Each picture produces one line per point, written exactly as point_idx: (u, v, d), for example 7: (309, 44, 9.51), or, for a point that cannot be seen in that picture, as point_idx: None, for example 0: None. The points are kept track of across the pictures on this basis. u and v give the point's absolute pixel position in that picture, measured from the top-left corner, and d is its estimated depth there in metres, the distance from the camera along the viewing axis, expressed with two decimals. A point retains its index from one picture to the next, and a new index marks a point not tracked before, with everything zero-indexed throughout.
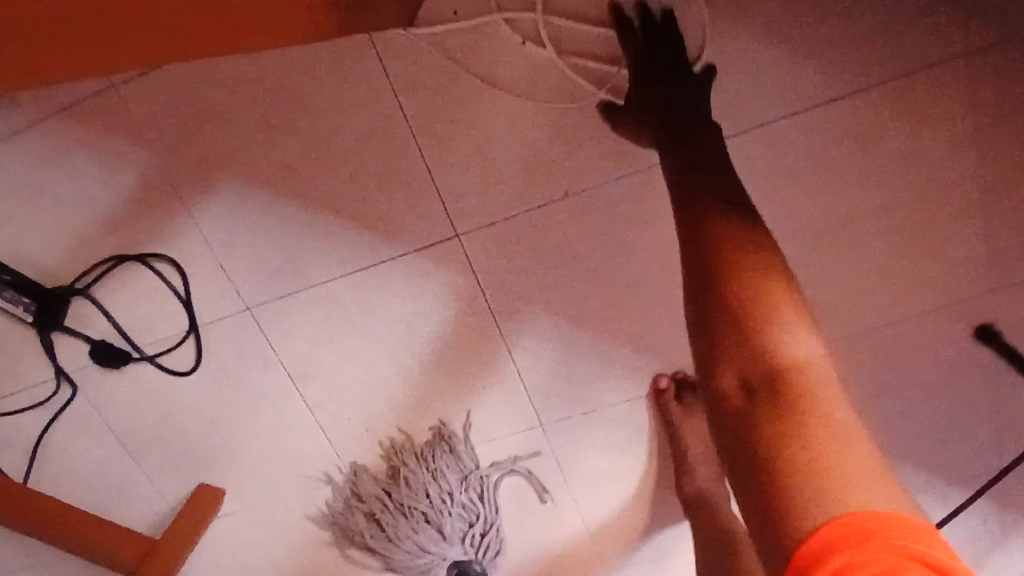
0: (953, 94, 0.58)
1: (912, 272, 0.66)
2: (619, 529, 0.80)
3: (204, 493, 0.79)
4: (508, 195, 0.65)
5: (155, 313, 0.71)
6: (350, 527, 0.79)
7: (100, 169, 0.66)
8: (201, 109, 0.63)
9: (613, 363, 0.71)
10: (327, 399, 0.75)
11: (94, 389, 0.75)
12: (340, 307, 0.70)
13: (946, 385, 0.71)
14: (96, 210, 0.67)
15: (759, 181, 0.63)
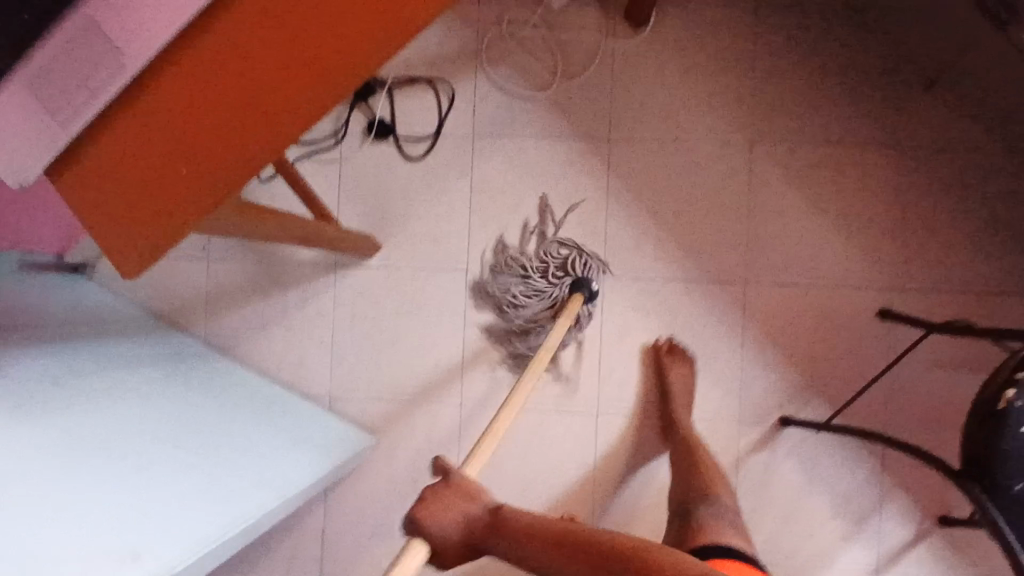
0: (890, 159, 1.12)
1: (848, 255, 1.13)
2: (631, 375, 1.17)
3: (370, 247, 1.16)
4: (646, 128, 1.16)
5: (419, 116, 1.19)
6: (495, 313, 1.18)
7: (441, 33, 1.19)
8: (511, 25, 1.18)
9: (663, 248, 1.16)
10: (485, 208, 1.19)
11: (351, 148, 1.20)
12: (524, 154, 1.18)
13: (857, 347, 1.12)
14: (424, 53, 1.19)
15: (777, 170, 1.14)
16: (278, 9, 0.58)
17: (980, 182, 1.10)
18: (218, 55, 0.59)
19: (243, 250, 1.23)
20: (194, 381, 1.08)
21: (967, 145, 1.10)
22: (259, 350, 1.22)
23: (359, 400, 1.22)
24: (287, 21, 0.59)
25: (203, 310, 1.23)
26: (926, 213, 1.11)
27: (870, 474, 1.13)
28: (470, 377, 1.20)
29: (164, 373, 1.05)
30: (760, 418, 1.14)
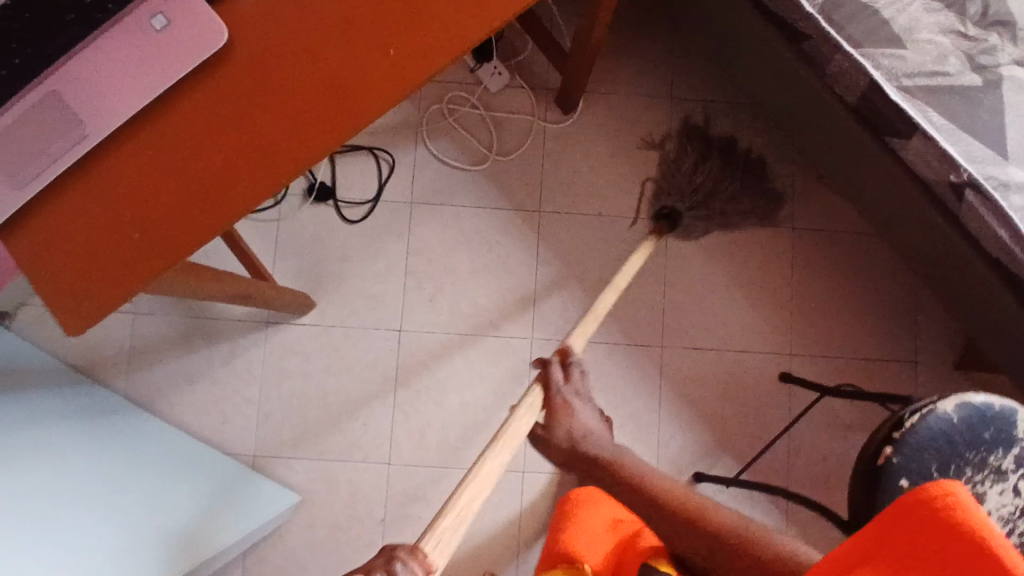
0: (787, 239, 1.25)
1: (752, 326, 1.24)
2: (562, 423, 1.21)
3: (305, 304, 1.18)
4: (574, 203, 1.24)
5: (358, 181, 1.23)
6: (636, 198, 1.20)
7: None
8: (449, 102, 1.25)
9: (588, 314, 1.24)
10: (420, 271, 1.23)
11: (289, 209, 1.23)
12: (459, 221, 1.24)
13: (761, 409, 1.22)
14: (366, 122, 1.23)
15: (690, 247, 1.24)
16: (245, 101, 0.65)
17: (865, 263, 1.24)
18: (179, 137, 0.65)
19: (172, 303, 1.22)
20: (113, 430, 1.04)
21: (855, 230, 1.25)
22: (182, 405, 1.20)
23: (285, 457, 1.20)
24: (253, 112, 0.65)
25: (126, 363, 1.21)
26: (819, 291, 1.24)
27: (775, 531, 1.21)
28: (399, 437, 1.21)
29: (85, 418, 1.01)
30: (676, 476, 1.21)
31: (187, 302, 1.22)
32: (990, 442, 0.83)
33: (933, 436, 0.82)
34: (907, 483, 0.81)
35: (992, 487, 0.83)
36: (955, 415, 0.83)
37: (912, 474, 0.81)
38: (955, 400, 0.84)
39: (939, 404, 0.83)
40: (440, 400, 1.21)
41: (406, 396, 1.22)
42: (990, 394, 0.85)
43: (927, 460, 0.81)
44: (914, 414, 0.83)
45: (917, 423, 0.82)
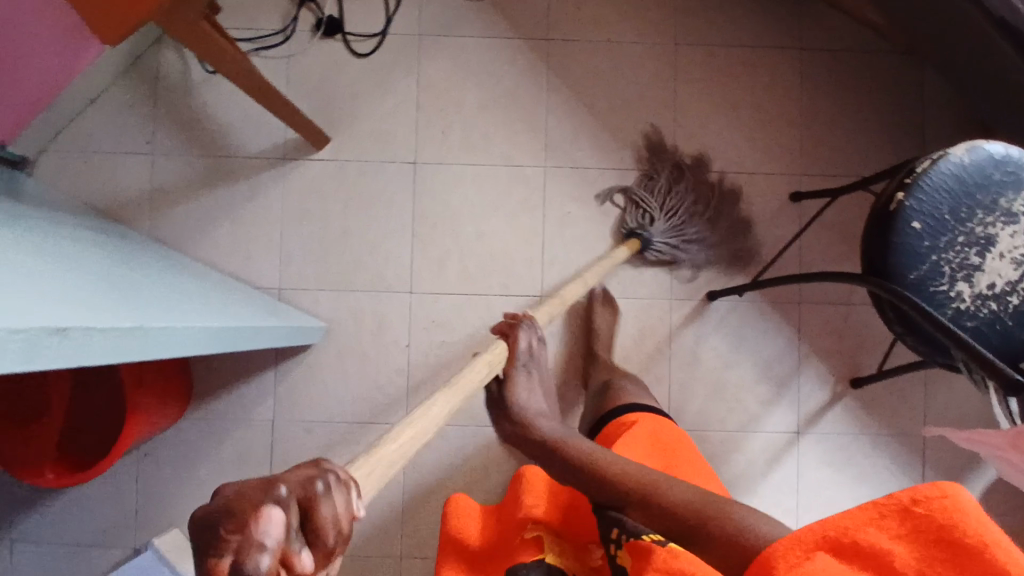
0: (794, 59, 1.25)
1: (761, 145, 1.25)
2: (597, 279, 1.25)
3: (318, 135, 1.19)
4: (581, 31, 1.25)
5: (365, 16, 1.24)
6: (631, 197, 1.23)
7: None
8: None
9: (599, 139, 1.25)
10: (430, 104, 1.24)
11: (298, 46, 1.23)
12: (467, 52, 1.24)
13: (772, 226, 1.24)
14: None
15: (700, 71, 1.25)
16: None
17: (871, 77, 1.25)
18: None
19: (190, 145, 1.24)
20: (131, 253, 1.01)
21: (860, 45, 1.25)
22: (207, 243, 1.23)
23: (309, 289, 1.23)
24: None
25: (149, 206, 1.23)
26: (827, 108, 1.25)
27: (788, 342, 1.24)
28: (418, 268, 1.23)
29: (105, 242, 1.00)
30: (690, 294, 1.24)
31: (204, 143, 1.23)
32: (1000, 186, 0.83)
33: (944, 180, 0.82)
34: (920, 226, 0.82)
35: (1005, 230, 0.83)
36: (966, 159, 0.83)
37: (924, 216, 0.82)
38: (964, 146, 0.84)
39: (950, 151, 0.83)
40: (457, 229, 1.24)
41: (423, 228, 1.23)
42: (1000, 141, 0.85)
43: (939, 203, 0.82)
44: (927, 161, 0.83)
45: (929, 168, 0.82)
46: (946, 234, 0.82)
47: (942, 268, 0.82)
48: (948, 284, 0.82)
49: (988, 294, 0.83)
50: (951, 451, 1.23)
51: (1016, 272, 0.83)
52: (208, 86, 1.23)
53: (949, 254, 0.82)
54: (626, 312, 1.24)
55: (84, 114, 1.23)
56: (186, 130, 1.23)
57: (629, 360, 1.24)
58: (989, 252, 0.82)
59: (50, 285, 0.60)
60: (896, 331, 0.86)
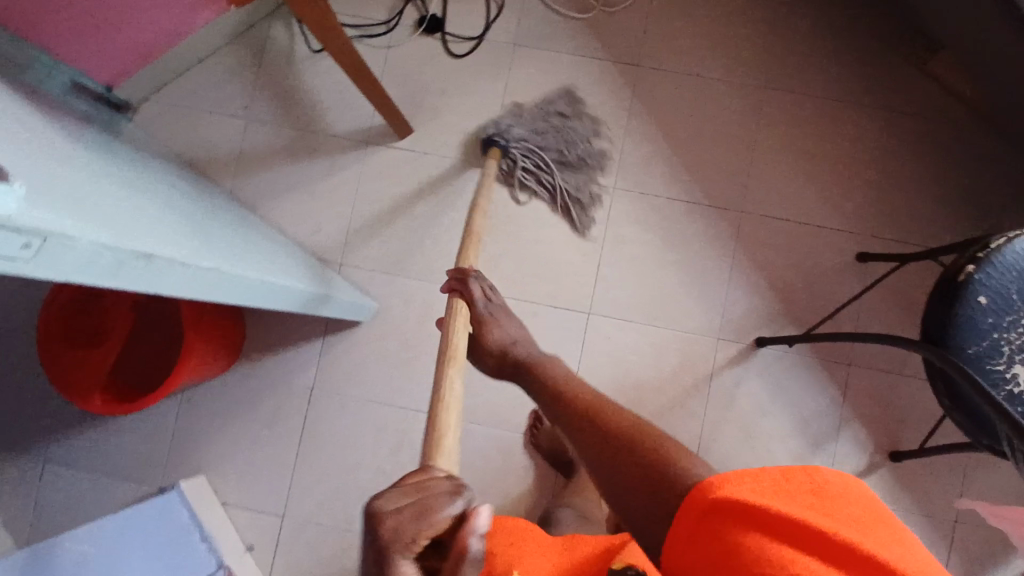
0: (882, 120, 1.24)
1: (834, 201, 1.24)
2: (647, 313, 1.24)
3: (401, 124, 1.24)
4: (671, 62, 1.27)
5: (466, 20, 1.29)
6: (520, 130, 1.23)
7: None
8: None
9: (671, 170, 1.26)
10: (512, 111, 1.28)
11: (398, 38, 1.29)
12: (557, 67, 1.28)
13: (832, 283, 1.23)
14: None
15: (784, 118, 1.25)
16: None
17: (959, 150, 1.22)
18: None
19: (281, 116, 1.30)
20: (209, 204, 1.06)
21: (953, 117, 1.23)
22: (280, 209, 1.28)
23: (366, 269, 1.27)
24: None
25: (233, 166, 1.30)
26: (908, 174, 1.23)
27: (830, 402, 1.22)
28: (475, 266, 1.26)
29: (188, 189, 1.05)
30: (738, 337, 1.23)
31: (295, 116, 1.30)
32: None
33: (1017, 260, 0.81)
34: (985, 302, 0.80)
35: None
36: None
37: (991, 293, 0.80)
38: None
39: None
40: (517, 234, 1.27)
41: (486, 228, 1.27)
42: None
43: (1008, 282, 0.80)
44: (1001, 238, 0.82)
45: (1003, 246, 0.81)
46: (1010, 313, 0.81)
47: (1001, 347, 0.80)
48: (1005, 365, 0.80)
49: None
50: (982, 543, 1.19)
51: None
52: (308, 63, 1.30)
53: (1011, 334, 0.80)
54: (670, 344, 1.24)
55: (191, 72, 1.31)
56: (281, 101, 1.30)
57: (665, 392, 1.23)
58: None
59: (138, 215, 0.64)
60: (944, 405, 0.86)
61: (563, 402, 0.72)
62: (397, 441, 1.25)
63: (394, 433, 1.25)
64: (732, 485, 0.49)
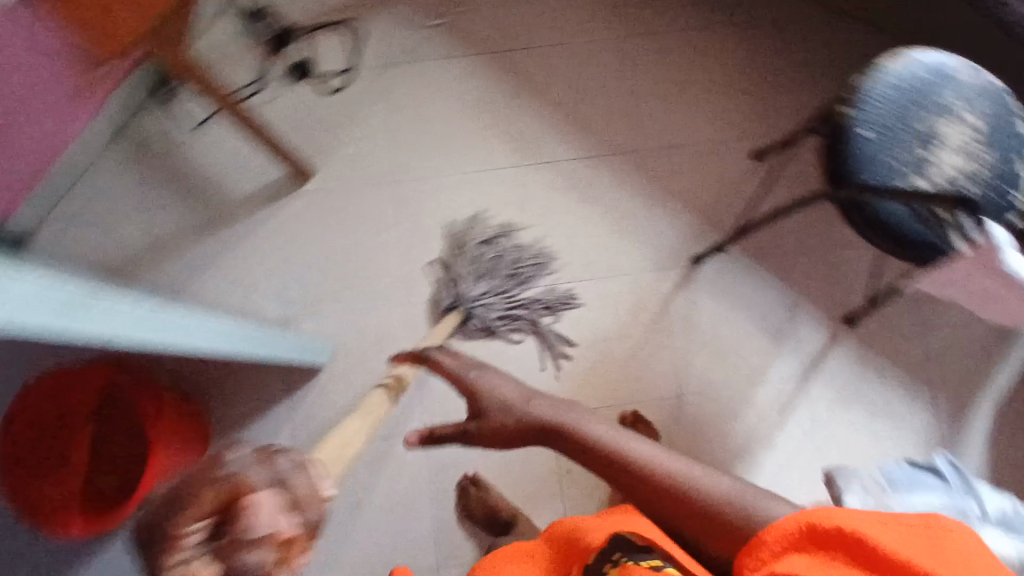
0: (731, 34, 1.36)
1: (716, 115, 1.33)
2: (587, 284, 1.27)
3: (301, 169, 1.26)
4: (533, 40, 1.35)
5: (332, 57, 1.32)
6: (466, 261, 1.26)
7: None
8: None
9: (565, 133, 1.32)
10: (402, 125, 1.31)
11: (272, 92, 1.31)
12: (430, 73, 1.33)
13: (741, 186, 1.30)
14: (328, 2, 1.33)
15: (647, 58, 1.35)
16: None
17: (805, 38, 1.34)
18: None
19: (182, 199, 1.30)
20: None
21: (789, 12, 1.35)
22: (207, 286, 1.26)
23: (310, 316, 1.26)
24: None
25: (148, 260, 1.28)
26: (771, 72, 1.34)
27: (778, 294, 1.28)
28: (414, 278, 1.27)
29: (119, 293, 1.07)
30: (676, 262, 1.29)
31: (197, 194, 1.30)
32: (933, 88, 0.91)
33: (883, 90, 0.89)
34: (869, 132, 0.88)
35: (945, 125, 0.90)
36: (898, 69, 0.90)
37: (872, 123, 0.88)
38: (896, 57, 0.91)
39: (884, 64, 0.91)
40: (444, 235, 1.28)
41: (413, 240, 1.28)
42: (923, 50, 0.93)
43: (882, 110, 0.89)
44: (864, 76, 0.90)
45: (867, 82, 0.89)
46: (894, 136, 0.88)
47: (897, 167, 0.88)
48: (907, 181, 0.88)
49: (945, 184, 0.89)
50: (954, 373, 1.26)
51: (966, 163, 0.89)
52: (193, 142, 1.31)
53: (900, 153, 0.88)
54: (620, 290, 1.28)
55: (77, 184, 1.29)
56: (178, 184, 1.30)
57: (630, 334, 1.27)
58: (936, 147, 0.89)
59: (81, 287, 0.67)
60: (870, 238, 0.91)
61: (649, 483, 0.73)
62: (393, 471, 1.22)
63: (388, 465, 1.23)
64: (828, 517, 0.58)
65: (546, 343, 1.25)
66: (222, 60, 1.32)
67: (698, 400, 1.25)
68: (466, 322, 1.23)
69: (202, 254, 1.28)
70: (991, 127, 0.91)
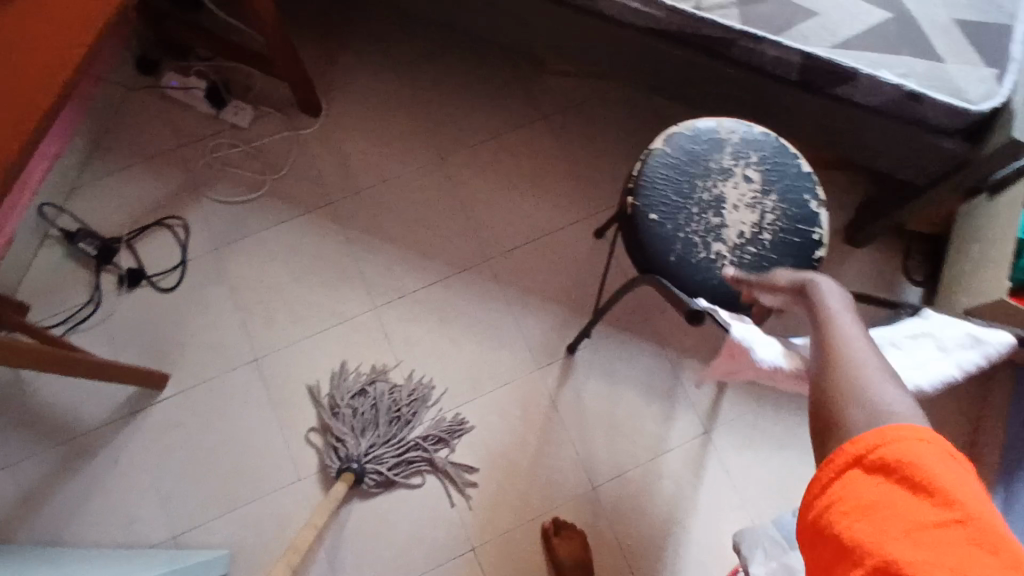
0: (542, 126, 1.41)
1: (549, 204, 1.36)
2: (471, 406, 1.26)
3: (155, 376, 1.21)
4: (357, 183, 1.36)
5: (164, 254, 1.31)
6: (344, 414, 1.23)
7: (156, 182, 1.35)
8: (209, 149, 1.37)
9: (411, 262, 1.33)
10: (250, 301, 1.30)
11: (110, 305, 1.28)
12: (266, 242, 1.33)
13: (592, 265, 1.33)
14: (147, 203, 1.33)
15: (470, 170, 1.38)
16: None
17: (608, 113, 1.42)
18: None
19: (39, 442, 1.23)
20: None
21: (588, 95, 1.43)
22: (85, 526, 1.19)
23: (201, 523, 1.19)
24: None
25: (14, 517, 1.19)
26: (588, 152, 1.39)
27: (658, 357, 1.29)
28: (298, 451, 1.23)
29: None
30: (553, 356, 1.29)
31: (53, 431, 1.23)
32: (706, 154, 0.94)
33: (659, 171, 0.93)
34: (657, 216, 0.91)
35: (727, 187, 0.93)
36: (668, 148, 0.94)
37: (657, 207, 0.91)
38: (663, 139, 0.95)
39: (653, 147, 0.94)
40: (317, 399, 1.25)
41: (287, 411, 1.25)
42: (690, 121, 0.96)
43: (664, 191, 0.92)
44: (640, 163, 0.94)
45: (643, 168, 0.93)
46: (681, 212, 0.91)
47: (692, 241, 0.90)
48: (706, 250, 0.90)
49: (743, 242, 0.91)
50: None
51: (757, 216, 0.92)
52: (39, 379, 1.26)
53: (692, 227, 0.91)
54: (506, 400, 1.27)
55: None
56: (31, 427, 1.23)
57: (529, 441, 1.24)
58: (723, 209, 0.92)
59: None
60: None
61: None
62: None
63: None
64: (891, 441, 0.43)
65: (449, 479, 1.22)
66: (51, 288, 1.28)
67: (612, 488, 1.21)
68: (361, 480, 1.19)
69: (73, 492, 1.21)
70: (771, 175, 0.94)
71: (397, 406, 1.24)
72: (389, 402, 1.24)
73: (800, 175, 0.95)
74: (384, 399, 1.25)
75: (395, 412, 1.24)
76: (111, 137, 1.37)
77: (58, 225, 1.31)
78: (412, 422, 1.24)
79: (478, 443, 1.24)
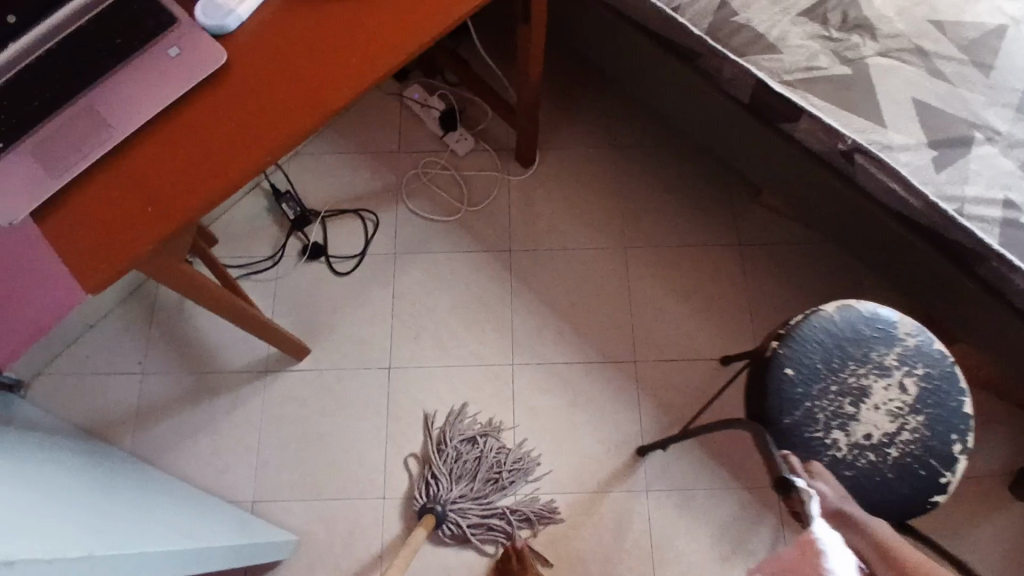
0: (736, 254, 1.37)
1: (715, 333, 1.32)
2: (568, 498, 1.22)
3: (300, 348, 1.27)
4: (540, 242, 1.39)
5: (348, 241, 1.39)
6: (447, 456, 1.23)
7: (367, 175, 1.43)
8: (422, 165, 1.44)
9: (563, 336, 1.32)
10: (404, 312, 1.34)
11: (286, 268, 1.36)
12: (438, 264, 1.37)
13: (738, 409, 1.27)
14: (352, 191, 1.42)
15: (650, 270, 1.37)
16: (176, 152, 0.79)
17: (807, 265, 1.36)
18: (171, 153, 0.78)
19: (179, 364, 1.31)
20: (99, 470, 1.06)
21: (793, 239, 1.38)
22: (185, 457, 1.25)
23: (282, 498, 1.23)
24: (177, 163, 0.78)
25: (133, 423, 1.28)
26: (773, 296, 1.35)
27: (772, 529, 1.21)
28: (392, 470, 1.24)
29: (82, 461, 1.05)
30: (666, 484, 1.23)
31: (194, 360, 1.31)
32: (872, 342, 0.88)
33: (817, 333, 0.88)
34: (792, 373, 0.87)
35: (879, 383, 0.87)
36: (837, 316, 0.89)
37: (797, 364, 0.87)
38: (836, 305, 0.90)
39: (822, 307, 0.90)
40: (428, 428, 1.26)
41: (397, 428, 1.27)
42: (872, 302, 0.91)
43: (812, 354, 0.87)
44: (800, 315, 0.90)
45: (801, 322, 0.89)
46: (819, 382, 0.86)
47: (814, 416, 0.85)
48: (823, 432, 0.85)
49: (865, 444, 0.85)
50: None
51: (891, 428, 0.86)
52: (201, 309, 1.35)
53: (822, 402, 0.86)
54: (604, 508, 1.22)
55: (82, 340, 1.33)
56: (179, 350, 1.32)
57: (610, 558, 1.19)
58: (863, 402, 0.86)
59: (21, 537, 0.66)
60: None
61: None
62: None
63: None
64: None
65: None
66: (245, 234, 1.38)
67: None
68: (438, 527, 1.18)
69: (187, 421, 1.28)
70: (925, 396, 0.87)
71: (499, 471, 1.22)
72: (492, 463, 1.23)
73: (957, 412, 0.87)
74: (489, 458, 1.23)
75: (495, 475, 1.22)
76: (345, 122, 1.47)
77: (270, 180, 1.42)
78: (506, 492, 1.22)
79: (563, 540, 1.19)
